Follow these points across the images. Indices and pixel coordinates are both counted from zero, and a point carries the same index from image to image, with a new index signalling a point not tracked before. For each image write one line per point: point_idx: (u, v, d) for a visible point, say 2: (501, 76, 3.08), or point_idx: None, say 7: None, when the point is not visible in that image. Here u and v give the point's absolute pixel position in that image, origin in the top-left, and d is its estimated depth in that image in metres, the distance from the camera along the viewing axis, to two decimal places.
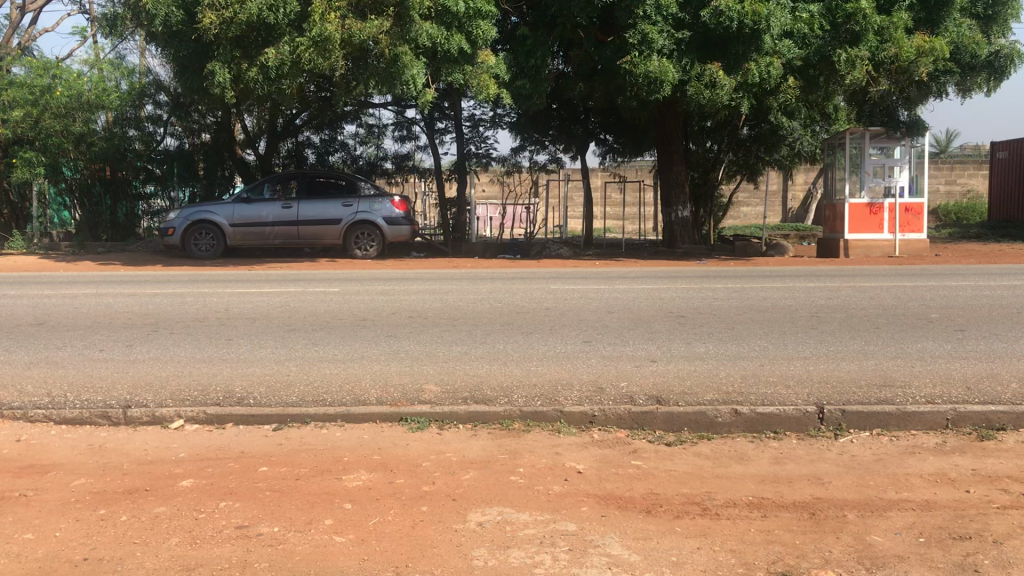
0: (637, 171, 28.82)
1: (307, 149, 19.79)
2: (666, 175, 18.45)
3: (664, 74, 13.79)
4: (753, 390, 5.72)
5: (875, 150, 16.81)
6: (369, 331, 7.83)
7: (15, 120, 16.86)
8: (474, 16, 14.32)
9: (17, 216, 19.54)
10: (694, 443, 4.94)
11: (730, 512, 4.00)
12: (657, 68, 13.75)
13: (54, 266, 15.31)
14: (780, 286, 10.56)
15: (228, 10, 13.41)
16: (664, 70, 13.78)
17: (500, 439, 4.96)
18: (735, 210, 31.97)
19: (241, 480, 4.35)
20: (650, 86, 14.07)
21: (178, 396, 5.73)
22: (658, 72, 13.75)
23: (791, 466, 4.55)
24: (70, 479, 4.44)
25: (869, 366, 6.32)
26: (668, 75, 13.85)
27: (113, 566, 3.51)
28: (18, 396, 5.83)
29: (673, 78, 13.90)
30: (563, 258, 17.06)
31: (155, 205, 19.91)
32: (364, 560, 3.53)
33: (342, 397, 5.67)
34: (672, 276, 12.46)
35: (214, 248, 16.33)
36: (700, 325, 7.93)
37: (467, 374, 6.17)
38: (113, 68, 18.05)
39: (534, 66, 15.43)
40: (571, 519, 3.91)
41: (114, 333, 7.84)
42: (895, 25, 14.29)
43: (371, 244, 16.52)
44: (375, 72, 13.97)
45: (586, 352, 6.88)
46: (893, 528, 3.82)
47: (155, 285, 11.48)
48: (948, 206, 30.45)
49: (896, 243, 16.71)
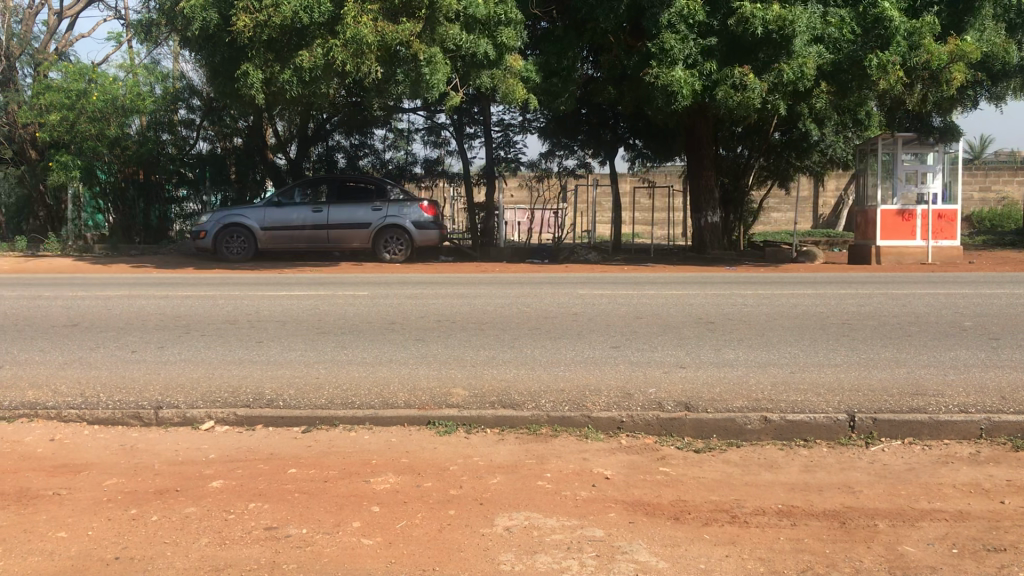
0: (668, 176, 28.81)
1: (337, 153, 19.86)
2: (696, 181, 18.34)
3: (684, 87, 13.85)
4: (784, 397, 5.68)
5: (908, 156, 16.66)
6: (397, 335, 7.86)
7: (52, 123, 17.14)
8: (501, 23, 14.59)
9: (53, 219, 19.91)
10: (724, 450, 4.90)
11: (760, 521, 3.97)
12: (677, 79, 13.80)
13: (90, 267, 15.71)
14: (810, 293, 10.45)
15: (261, 13, 13.43)
16: (684, 82, 13.84)
17: (529, 444, 4.96)
18: (766, 216, 31.86)
19: (271, 481, 4.39)
20: (671, 95, 14.13)
21: (209, 397, 5.80)
22: (675, 81, 13.80)
23: (821, 475, 4.51)
24: (102, 479, 4.50)
25: (902, 374, 6.25)
26: (687, 84, 13.88)
27: (144, 566, 3.55)
28: (52, 395, 5.93)
29: (691, 87, 13.92)
30: (592, 263, 17.23)
31: (188, 208, 19.86)
32: (392, 563, 3.55)
33: (372, 400, 5.71)
34: (703, 282, 12.37)
35: (244, 252, 16.49)
36: (730, 333, 7.85)
37: (496, 379, 6.17)
38: (147, 73, 18.34)
39: (567, 66, 15.65)
40: (598, 525, 3.90)
41: (146, 334, 7.94)
42: (923, 31, 14.09)
43: (400, 247, 16.57)
44: (405, 74, 14.14)
45: (615, 357, 6.87)
46: (925, 538, 3.77)
47: (187, 288, 11.55)
48: (981, 213, 29.98)
49: (929, 250, 16.53)
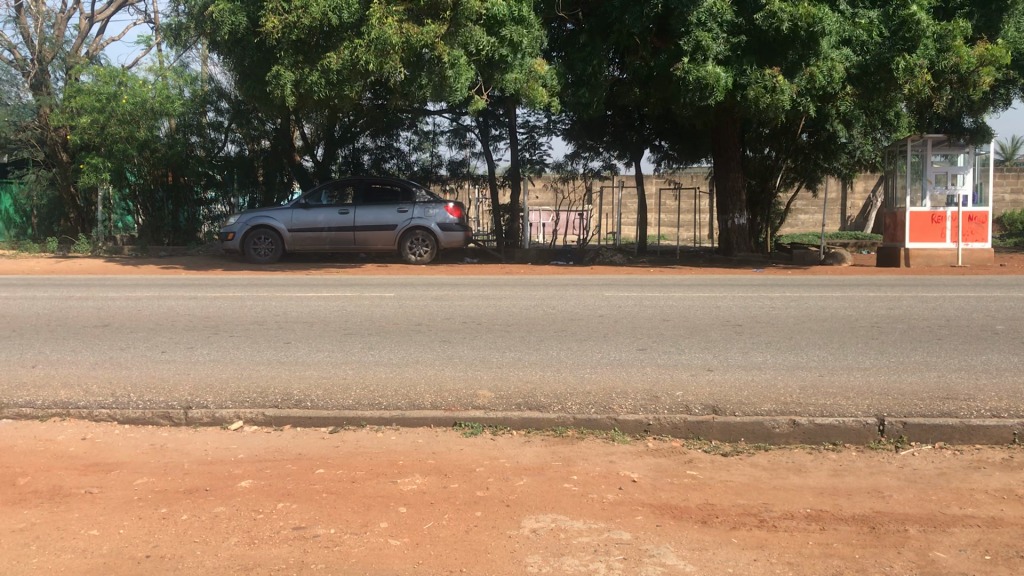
0: (694, 177, 28.70)
1: (363, 155, 19.92)
2: (723, 182, 18.25)
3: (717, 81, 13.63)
4: (812, 400, 5.64)
5: (937, 158, 16.40)
6: (424, 336, 7.90)
7: (83, 126, 17.38)
8: (513, 21, 14.38)
9: (83, 220, 20.11)
10: (752, 453, 4.88)
11: (789, 524, 3.94)
12: (709, 73, 13.57)
13: (120, 268, 15.89)
14: (838, 296, 10.37)
15: (290, 14, 13.56)
16: (718, 76, 13.63)
17: (554, 446, 4.95)
18: (793, 217, 31.67)
19: (298, 481, 4.42)
20: (701, 91, 13.96)
21: (238, 397, 5.85)
22: (710, 78, 13.58)
23: (850, 479, 4.47)
24: (132, 478, 4.54)
25: (932, 377, 6.18)
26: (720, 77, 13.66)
27: (174, 564, 3.58)
28: (84, 395, 6.00)
29: (725, 82, 13.72)
30: (619, 265, 17.18)
31: (215, 211, 19.96)
32: (418, 563, 3.56)
33: (398, 401, 5.73)
34: (728, 284, 12.35)
35: (271, 253, 16.60)
36: (757, 335, 7.81)
37: (522, 380, 6.17)
38: (176, 77, 18.64)
39: (591, 72, 15.50)
40: (625, 528, 3.89)
41: (176, 335, 8.01)
42: (954, 33, 14.02)
43: (425, 248, 16.66)
44: (428, 77, 14.01)
45: (641, 359, 6.85)
46: (957, 544, 3.73)
47: (214, 288, 11.65)
48: (1013, 215, 29.55)
49: (959, 252, 16.31)
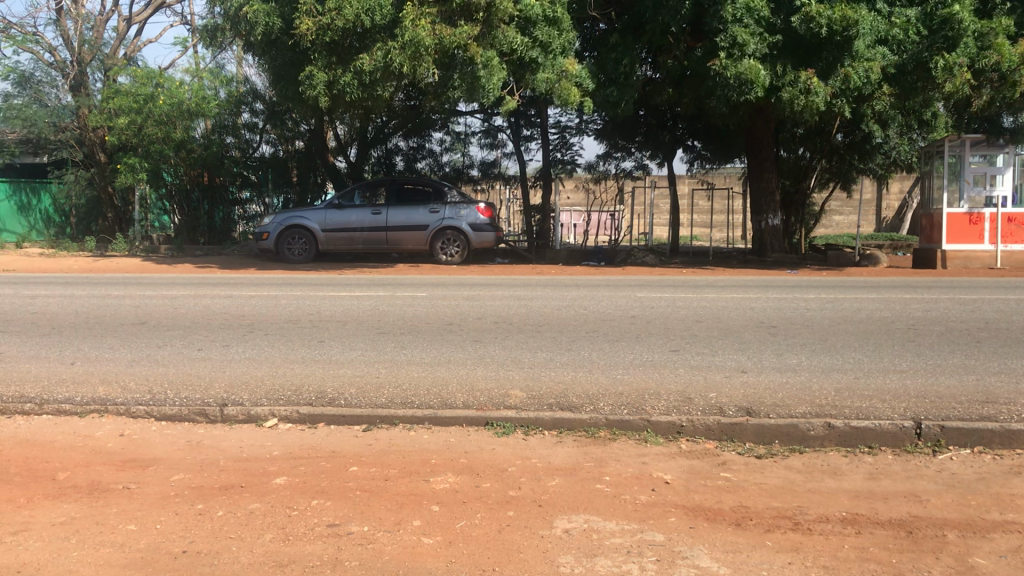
0: (726, 178, 28.51)
1: (395, 155, 20.04)
2: (756, 183, 18.11)
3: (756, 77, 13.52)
4: (848, 403, 5.58)
5: (976, 158, 16.29)
6: (456, 335, 7.92)
7: (120, 127, 17.64)
8: (545, 21, 14.41)
9: (121, 220, 20.38)
10: (786, 456, 4.83)
11: (824, 528, 3.90)
12: (748, 69, 13.51)
13: (156, 267, 16.09)
14: (874, 298, 10.25)
15: (324, 16, 13.67)
16: (756, 74, 13.54)
17: (586, 447, 4.95)
18: (827, 218, 31.36)
19: (332, 479, 4.44)
20: (738, 89, 13.90)
21: (272, 395, 5.90)
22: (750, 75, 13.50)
23: (887, 482, 4.42)
24: (169, 474, 4.59)
25: (971, 381, 6.09)
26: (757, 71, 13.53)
27: (210, 560, 3.62)
28: (122, 391, 6.08)
29: (764, 81, 13.63)
30: (651, 266, 17.12)
31: (250, 211, 20.16)
32: (451, 562, 3.57)
33: (430, 400, 5.75)
34: (762, 285, 12.25)
35: (306, 253, 16.73)
36: (791, 337, 7.74)
37: (554, 381, 6.17)
38: (212, 78, 18.87)
39: (624, 72, 15.45)
40: (658, 530, 3.87)
41: (212, 333, 8.09)
42: (996, 31, 13.93)
43: (456, 248, 16.66)
44: (461, 78, 14.05)
45: (674, 361, 6.82)
46: (997, 550, 3.67)
47: (249, 288, 11.75)
48: None
49: (997, 254, 15.94)
